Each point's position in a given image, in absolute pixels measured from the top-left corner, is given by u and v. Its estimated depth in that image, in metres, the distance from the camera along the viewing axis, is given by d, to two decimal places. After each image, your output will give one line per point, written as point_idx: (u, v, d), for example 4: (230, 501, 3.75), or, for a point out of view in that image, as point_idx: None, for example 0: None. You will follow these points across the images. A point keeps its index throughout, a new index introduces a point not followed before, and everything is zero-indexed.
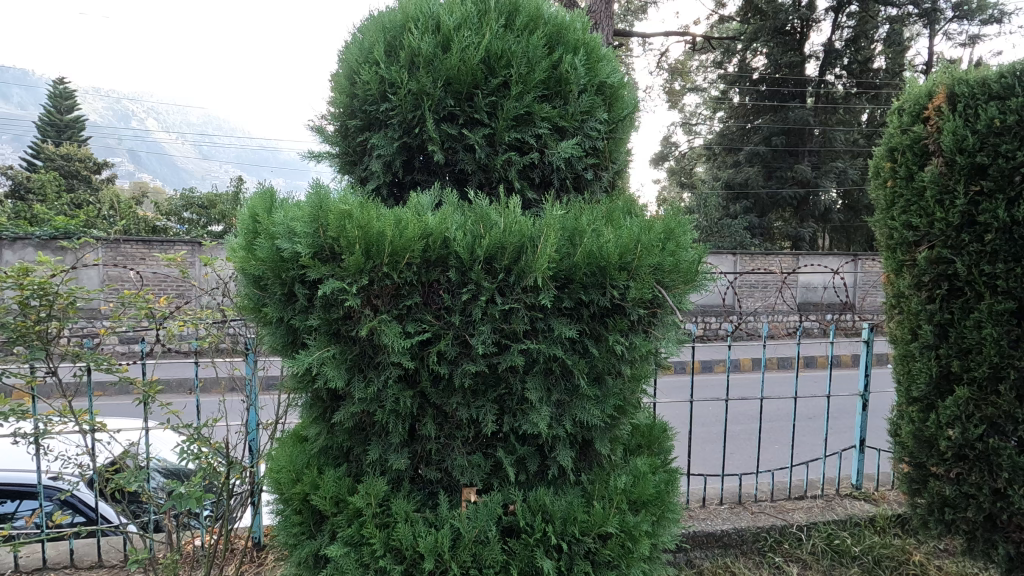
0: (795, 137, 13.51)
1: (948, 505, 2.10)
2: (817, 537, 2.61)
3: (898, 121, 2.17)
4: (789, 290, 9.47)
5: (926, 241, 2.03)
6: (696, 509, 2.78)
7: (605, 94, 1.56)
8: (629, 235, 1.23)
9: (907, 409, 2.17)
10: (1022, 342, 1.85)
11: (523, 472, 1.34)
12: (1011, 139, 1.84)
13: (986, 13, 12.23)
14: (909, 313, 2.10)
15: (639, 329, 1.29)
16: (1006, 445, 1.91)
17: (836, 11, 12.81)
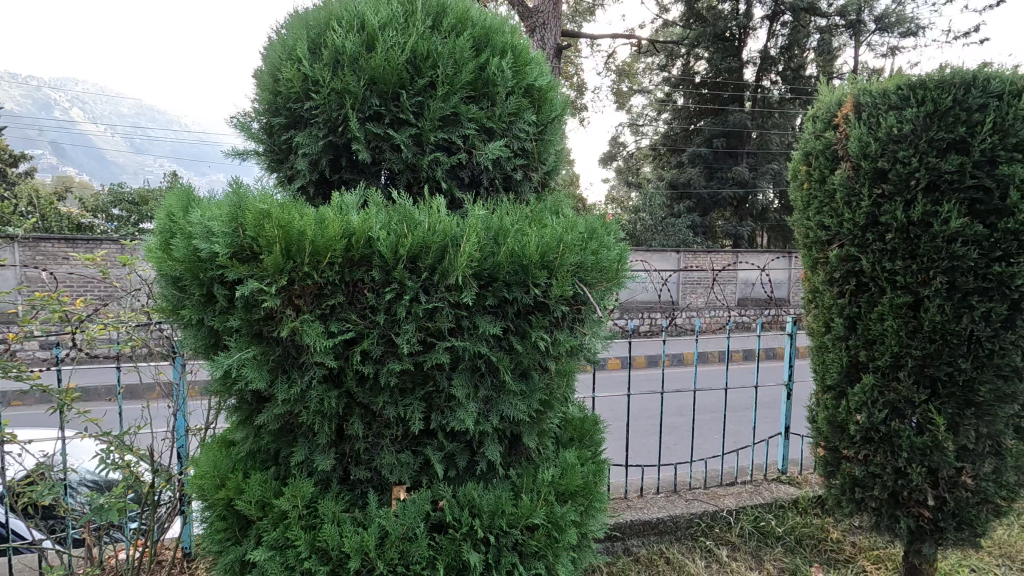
0: (734, 139, 14.13)
1: (858, 484, 2.27)
2: (745, 520, 2.75)
3: (812, 128, 2.31)
4: (724, 286, 9.98)
5: (836, 241, 2.18)
6: (633, 500, 2.87)
7: (534, 96, 1.59)
8: (552, 234, 1.27)
9: (822, 397, 2.32)
10: (919, 333, 2.02)
11: (452, 468, 1.37)
12: (907, 146, 1.99)
13: (904, 26, 13.12)
14: (822, 307, 2.26)
15: (563, 327, 1.33)
16: (905, 428, 2.08)
17: (771, 19, 13.47)
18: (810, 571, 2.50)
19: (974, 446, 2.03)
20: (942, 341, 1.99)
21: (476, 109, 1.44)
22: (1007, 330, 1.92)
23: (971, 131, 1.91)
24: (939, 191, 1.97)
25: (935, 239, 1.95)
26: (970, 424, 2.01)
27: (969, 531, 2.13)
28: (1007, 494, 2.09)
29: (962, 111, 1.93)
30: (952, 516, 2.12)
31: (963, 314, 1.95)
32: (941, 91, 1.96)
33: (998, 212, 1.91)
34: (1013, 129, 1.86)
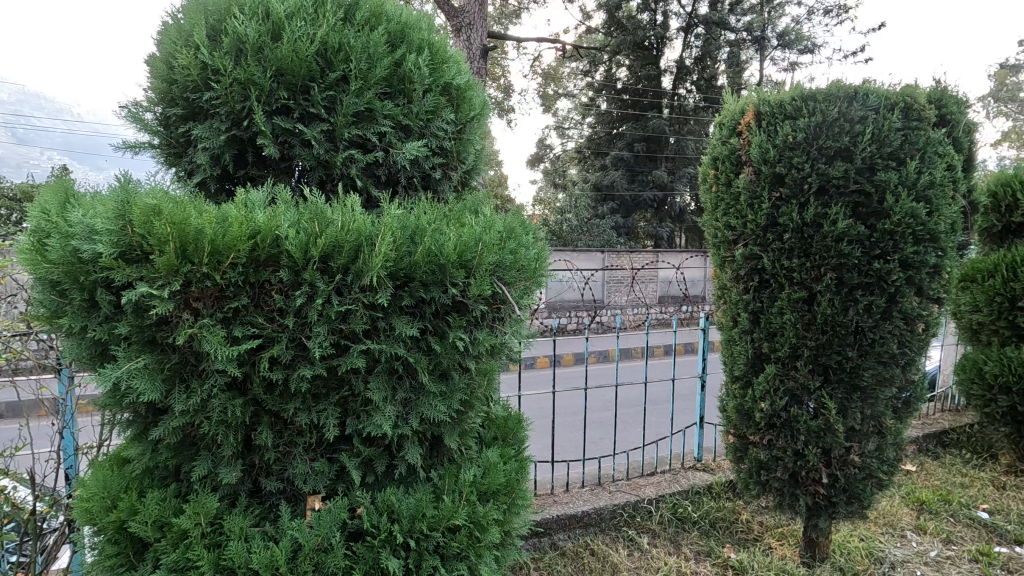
0: (654, 144, 14.80)
1: (763, 467, 2.43)
2: (664, 508, 2.88)
3: (718, 134, 2.45)
4: (643, 285, 10.41)
5: (741, 240, 2.32)
6: (560, 494, 2.93)
7: (451, 95, 1.58)
8: (470, 234, 1.26)
9: (731, 387, 2.47)
10: (813, 325, 2.19)
11: (370, 474, 1.33)
12: (801, 153, 2.15)
13: (802, 43, 14.23)
14: (730, 302, 2.41)
15: (483, 326, 1.33)
16: (803, 413, 2.26)
17: (686, 31, 14.20)
18: (722, 550, 2.62)
19: (861, 426, 2.23)
20: (832, 332, 2.17)
21: (391, 105, 1.41)
22: (886, 321, 2.13)
23: (854, 140, 2.10)
24: (829, 195, 2.14)
25: (826, 239, 2.13)
26: (856, 407, 2.21)
27: (857, 505, 2.34)
28: (888, 469, 2.32)
29: (847, 123, 2.11)
30: (843, 492, 2.32)
31: (849, 307, 2.14)
32: (829, 103, 2.14)
33: (877, 214, 2.11)
34: (889, 140, 2.06)
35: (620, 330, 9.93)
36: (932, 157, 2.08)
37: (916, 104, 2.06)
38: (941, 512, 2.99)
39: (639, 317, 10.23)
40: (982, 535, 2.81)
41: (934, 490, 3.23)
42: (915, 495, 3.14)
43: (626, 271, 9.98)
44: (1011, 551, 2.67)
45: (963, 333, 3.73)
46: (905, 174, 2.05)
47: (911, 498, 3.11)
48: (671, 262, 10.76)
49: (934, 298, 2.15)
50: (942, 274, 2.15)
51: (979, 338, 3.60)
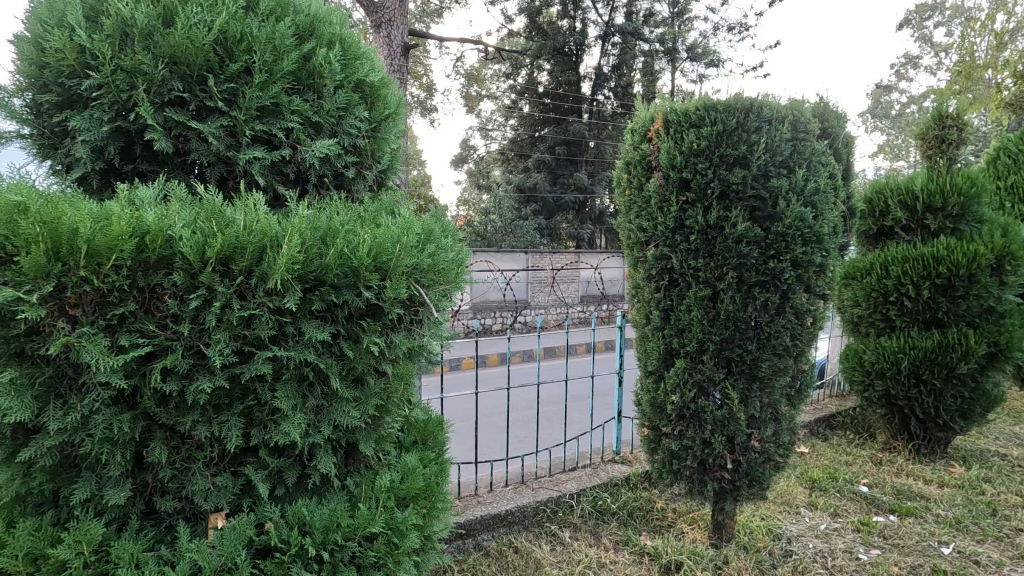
0: (574, 148, 15.27)
1: (675, 457, 2.57)
2: (585, 501, 2.96)
3: (631, 140, 2.56)
4: (563, 284, 10.66)
5: (652, 242, 2.44)
6: (484, 495, 2.93)
7: (365, 92, 1.54)
8: (384, 234, 1.23)
9: (645, 381, 2.59)
10: (717, 321, 2.34)
11: (279, 486, 1.27)
12: (704, 160, 2.29)
13: (709, 57, 15.11)
14: (643, 301, 2.52)
15: (399, 329, 1.31)
16: (709, 404, 2.40)
17: (603, 39, 14.75)
18: (639, 538, 2.73)
19: (760, 414, 2.41)
20: (734, 327, 2.33)
21: (300, 100, 1.35)
22: (780, 316, 2.31)
23: (750, 149, 2.26)
24: (729, 199, 2.30)
25: (727, 240, 2.28)
26: (756, 396, 2.38)
27: (757, 487, 2.52)
28: (784, 452, 2.52)
29: (744, 132, 2.27)
30: (745, 476, 2.49)
31: (749, 303, 2.30)
32: (729, 113, 2.29)
33: (772, 218, 2.28)
34: (780, 149, 2.23)
35: (541, 329, 10.13)
36: (817, 166, 2.29)
37: (802, 118, 2.26)
38: (830, 488, 3.30)
39: (560, 316, 10.48)
40: (863, 507, 3.12)
41: (824, 469, 3.54)
42: (808, 474, 3.44)
43: (546, 271, 10.16)
44: (887, 520, 2.98)
45: (846, 325, 4.12)
46: (794, 181, 2.24)
47: (804, 477, 3.41)
48: (591, 262, 11.10)
49: (820, 294, 2.37)
50: (827, 272, 2.37)
51: (859, 330, 4.01)
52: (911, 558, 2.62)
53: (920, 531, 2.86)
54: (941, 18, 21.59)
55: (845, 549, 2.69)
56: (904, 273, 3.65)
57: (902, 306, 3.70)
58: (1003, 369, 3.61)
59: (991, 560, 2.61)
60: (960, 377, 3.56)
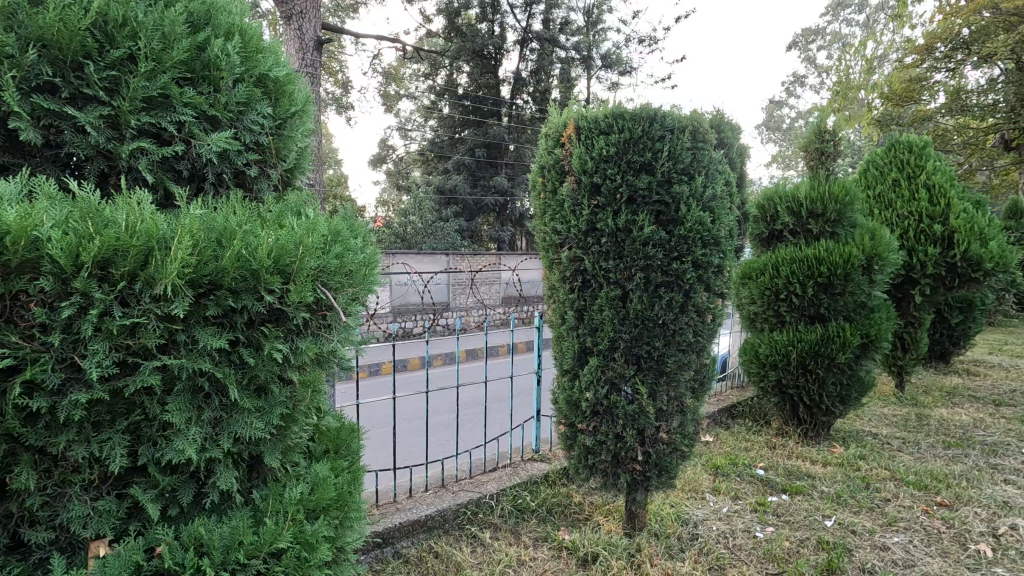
0: (494, 150, 15.41)
1: (590, 452, 2.66)
2: (505, 501, 3.00)
3: (544, 144, 2.62)
4: (482, 286, 10.67)
5: (566, 244, 2.51)
6: (403, 501, 2.88)
7: (267, 87, 1.47)
8: (288, 235, 1.18)
9: (561, 380, 2.66)
10: (627, 320, 2.45)
11: (173, 507, 1.19)
12: (613, 165, 2.39)
13: (622, 66, 15.43)
14: (558, 301, 2.59)
15: (306, 334, 1.26)
16: (621, 399, 2.51)
17: (521, 44, 15.05)
18: (557, 534, 2.80)
19: (667, 407, 2.55)
20: (643, 326, 2.45)
21: (193, 92, 1.27)
22: (683, 314, 2.46)
23: (655, 156, 2.39)
24: (637, 204, 2.42)
25: (635, 243, 2.39)
26: (663, 390, 2.52)
27: (666, 476, 2.66)
28: (689, 442, 2.68)
29: (649, 141, 2.40)
30: (655, 466, 2.62)
31: (655, 302, 2.43)
32: (635, 121, 2.41)
33: (675, 221, 2.42)
34: (681, 157, 2.38)
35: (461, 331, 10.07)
36: (714, 173, 2.46)
37: (701, 128, 2.42)
38: (731, 473, 3.55)
39: (479, 318, 10.49)
40: (759, 488, 3.39)
41: (726, 456, 3.81)
42: (712, 461, 3.68)
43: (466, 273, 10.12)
44: (780, 499, 3.25)
45: (744, 321, 4.45)
46: (694, 188, 2.39)
47: (709, 465, 3.64)
48: (510, 264, 11.21)
49: (719, 293, 2.54)
50: (724, 272, 2.55)
51: (755, 325, 4.34)
52: (800, 533, 2.87)
53: (808, 507, 3.15)
54: (823, 42, 23.92)
55: (744, 529, 2.91)
56: (793, 272, 4.01)
57: (791, 302, 4.05)
58: (874, 358, 4.04)
59: (865, 529, 2.91)
60: (840, 365, 3.94)
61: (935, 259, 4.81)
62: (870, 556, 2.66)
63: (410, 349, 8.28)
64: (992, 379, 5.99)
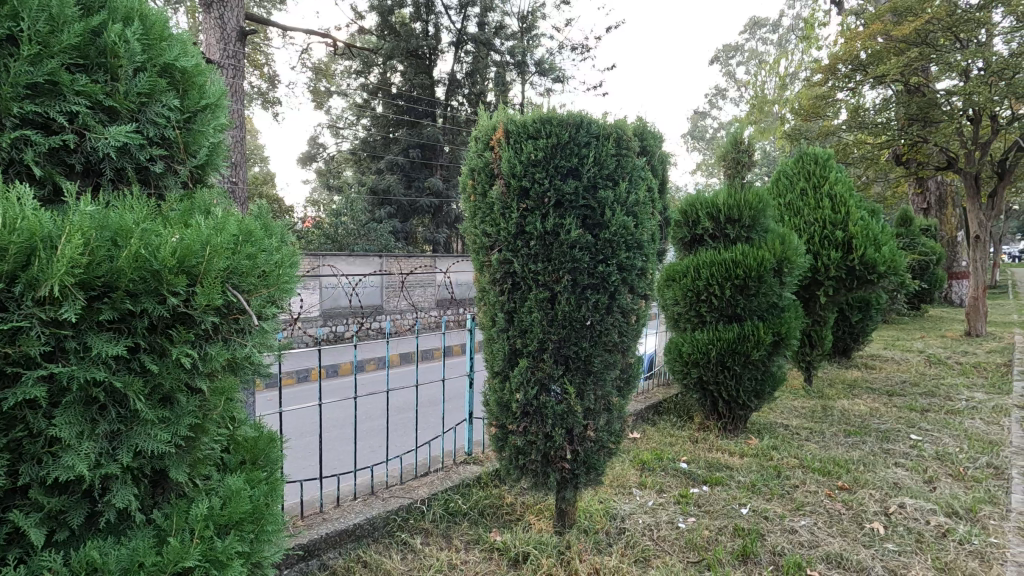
0: (429, 151, 15.27)
1: (520, 453, 2.68)
2: (436, 506, 2.97)
3: (474, 147, 2.62)
4: (413, 289, 10.51)
5: (496, 246, 2.53)
6: (330, 511, 2.79)
7: (173, 78, 1.38)
8: (194, 234, 1.12)
9: (492, 381, 2.67)
10: (555, 321, 2.49)
11: (63, 529, 1.10)
12: (541, 169, 2.43)
13: (556, 72, 15.85)
14: (488, 303, 2.60)
15: (215, 339, 1.20)
16: (550, 399, 2.55)
17: (456, 46, 15.03)
18: (489, 535, 2.81)
19: (595, 405, 2.62)
20: (570, 327, 2.50)
21: (86, 80, 1.18)
22: (609, 315, 2.54)
23: (581, 161, 2.45)
24: (564, 208, 2.47)
25: (562, 246, 2.44)
26: (590, 389, 2.59)
27: (594, 473, 2.73)
28: (615, 439, 2.76)
29: (575, 146, 2.45)
30: (583, 464, 2.68)
31: (582, 303, 2.49)
32: (563, 127, 2.46)
33: (600, 225, 2.49)
34: (606, 163, 2.46)
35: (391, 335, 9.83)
36: (637, 180, 2.55)
37: (624, 136, 2.51)
38: (656, 468, 3.70)
39: (410, 321, 10.31)
40: (683, 481, 3.55)
41: (652, 451, 3.96)
42: (639, 457, 3.82)
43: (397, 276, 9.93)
44: (701, 490, 3.42)
45: (669, 321, 4.64)
46: (618, 193, 2.48)
47: (636, 460, 3.78)
48: (442, 266, 11.12)
49: (642, 294, 2.64)
50: (647, 275, 2.65)
51: (679, 325, 4.54)
52: (719, 521, 3.03)
53: (725, 497, 3.33)
54: (742, 59, 25.47)
55: (668, 520, 3.03)
56: (712, 274, 4.23)
57: (711, 303, 4.27)
58: (785, 354, 4.33)
59: (776, 514, 3.12)
60: (754, 362, 4.19)
61: (837, 263, 5.22)
62: (779, 539, 2.86)
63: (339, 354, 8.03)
64: (886, 372, 6.59)
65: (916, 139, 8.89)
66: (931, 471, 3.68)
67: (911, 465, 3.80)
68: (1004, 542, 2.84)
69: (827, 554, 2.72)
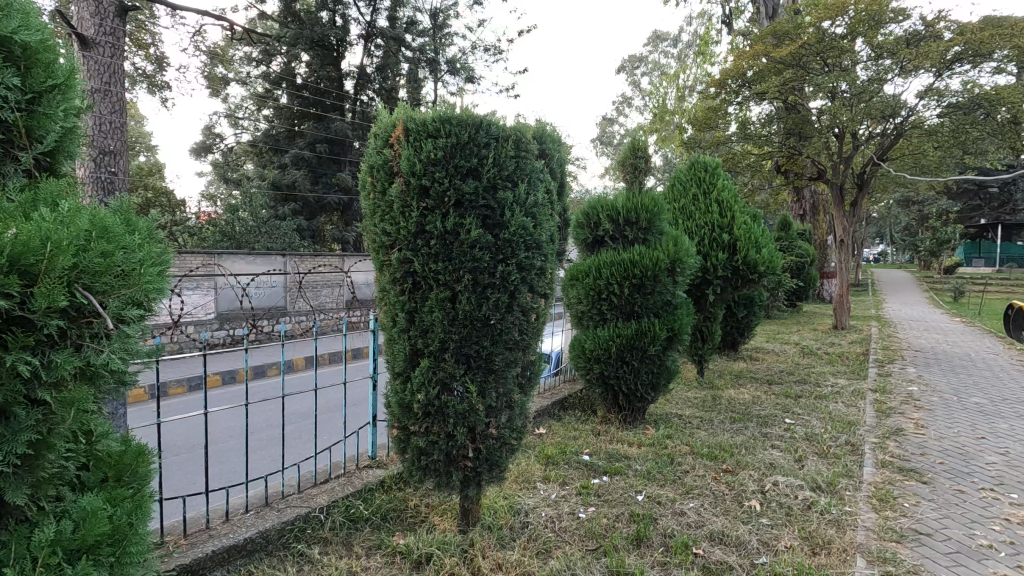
0: (336, 147, 14.74)
1: (423, 453, 2.66)
2: (337, 513, 2.87)
3: (373, 144, 2.56)
4: (312, 290, 10.07)
5: (396, 244, 2.49)
6: (217, 527, 2.60)
7: (11, 53, 1.23)
8: (31, 229, 1.01)
9: (394, 382, 2.63)
10: (456, 321, 2.49)
11: None
12: (441, 169, 2.42)
13: (468, 72, 15.87)
14: (389, 303, 2.55)
15: (63, 345, 1.11)
16: (451, 398, 2.56)
17: (365, 39, 14.62)
18: (392, 539, 2.76)
19: (496, 403, 2.65)
20: (470, 326, 2.52)
21: None
22: (509, 313, 2.58)
23: (481, 162, 2.47)
24: (464, 207, 2.48)
25: (463, 245, 2.45)
26: (492, 387, 2.62)
27: (496, 470, 2.77)
28: (517, 435, 2.81)
29: (475, 147, 2.47)
30: (485, 462, 2.71)
31: (483, 303, 2.51)
32: (461, 127, 2.47)
33: (500, 225, 2.53)
34: (505, 165, 2.50)
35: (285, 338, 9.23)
36: (536, 182, 2.63)
37: (523, 138, 2.57)
38: (560, 462, 3.82)
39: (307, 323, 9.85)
40: (585, 473, 3.69)
41: (556, 445, 4.09)
42: (544, 452, 3.93)
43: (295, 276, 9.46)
44: (602, 481, 3.57)
45: (572, 319, 4.79)
46: (518, 194, 2.53)
47: (541, 455, 3.89)
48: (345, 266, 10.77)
49: (541, 293, 2.71)
50: (546, 274, 2.73)
51: (582, 323, 4.70)
52: (616, 509, 3.18)
53: (623, 485, 3.50)
54: (645, 69, 26.88)
55: (569, 512, 3.13)
56: (612, 275, 4.43)
57: (611, 302, 4.47)
58: (678, 349, 4.62)
59: (668, 499, 3.33)
60: (651, 357, 4.45)
61: (723, 264, 5.67)
62: (670, 522, 3.05)
63: (230, 360, 7.51)
64: (766, 362, 7.25)
65: (793, 150, 9.86)
66: (800, 451, 4.10)
67: (784, 446, 4.21)
68: (856, 509, 3.23)
69: (710, 533, 2.94)
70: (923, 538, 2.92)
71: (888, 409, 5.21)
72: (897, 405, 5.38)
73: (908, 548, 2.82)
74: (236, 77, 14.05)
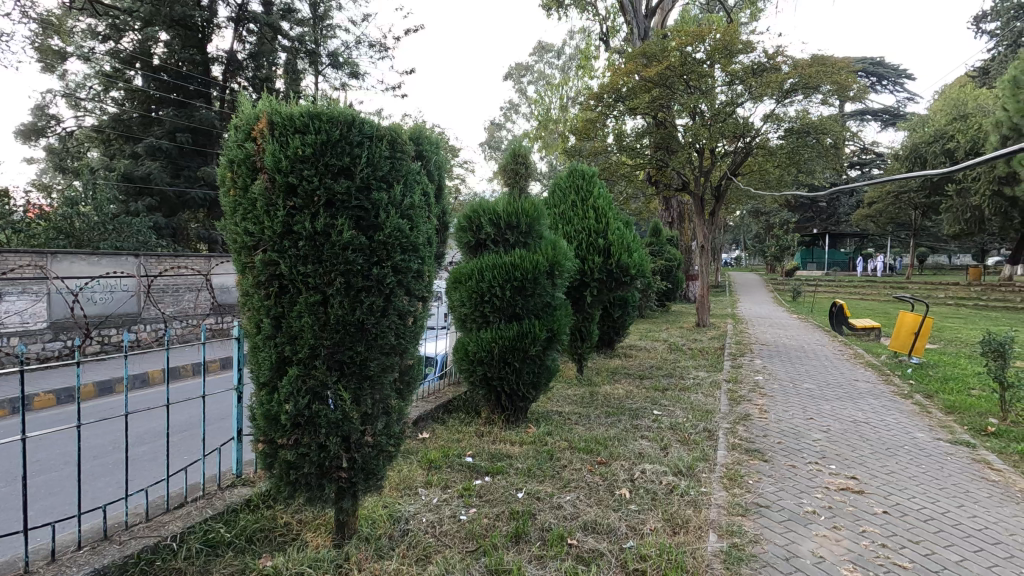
0: (202, 137, 13.48)
1: (292, 467, 2.51)
2: (193, 539, 2.60)
3: (234, 137, 2.37)
4: (166, 295, 9.08)
5: (260, 246, 2.32)
6: (40, 569, 2.24)
7: None
8: None
9: (259, 393, 2.45)
10: (327, 326, 2.38)
11: None
12: (310, 167, 2.30)
13: (351, 67, 15.30)
14: (253, 308, 2.37)
15: None
16: (324, 408, 2.44)
17: (235, 22, 13.52)
18: (258, 562, 2.56)
19: (372, 410, 2.57)
20: (343, 331, 2.42)
21: None
22: (384, 318, 2.51)
23: (353, 161, 2.39)
24: (335, 208, 2.37)
25: (334, 247, 2.34)
26: (367, 394, 2.54)
27: (373, 479, 2.68)
28: (395, 441, 2.74)
29: (347, 146, 2.38)
30: (361, 471, 2.61)
31: (356, 307, 2.42)
32: (333, 124, 2.36)
33: (374, 227, 2.46)
34: (380, 165, 2.44)
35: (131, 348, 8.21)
36: (411, 184, 2.59)
37: (399, 139, 2.53)
38: (442, 466, 3.80)
39: (156, 331, 8.85)
40: (467, 474, 3.70)
41: (439, 449, 4.06)
42: (427, 457, 3.88)
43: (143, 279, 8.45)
44: (484, 481, 3.61)
45: (455, 322, 4.78)
46: (393, 196, 2.48)
47: (424, 460, 3.84)
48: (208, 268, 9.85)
49: (419, 296, 2.67)
50: (424, 278, 2.70)
51: (465, 325, 4.71)
52: (497, 508, 3.23)
53: (505, 484, 3.56)
54: (531, 78, 27.74)
55: (450, 515, 3.12)
56: (494, 277, 4.50)
57: (494, 304, 4.53)
58: (557, 349, 4.80)
59: (546, 494, 3.45)
60: (532, 357, 4.57)
61: (599, 267, 5.98)
62: (547, 516, 3.15)
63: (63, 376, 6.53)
64: (638, 359, 7.79)
65: (661, 162, 10.73)
66: (665, 440, 4.45)
67: (652, 436, 4.55)
68: (710, 489, 3.57)
69: (584, 523, 3.09)
70: (762, 510, 3.30)
71: (738, 397, 5.84)
72: (746, 393, 6.04)
73: (751, 520, 3.17)
74: (76, 52, 12.32)
